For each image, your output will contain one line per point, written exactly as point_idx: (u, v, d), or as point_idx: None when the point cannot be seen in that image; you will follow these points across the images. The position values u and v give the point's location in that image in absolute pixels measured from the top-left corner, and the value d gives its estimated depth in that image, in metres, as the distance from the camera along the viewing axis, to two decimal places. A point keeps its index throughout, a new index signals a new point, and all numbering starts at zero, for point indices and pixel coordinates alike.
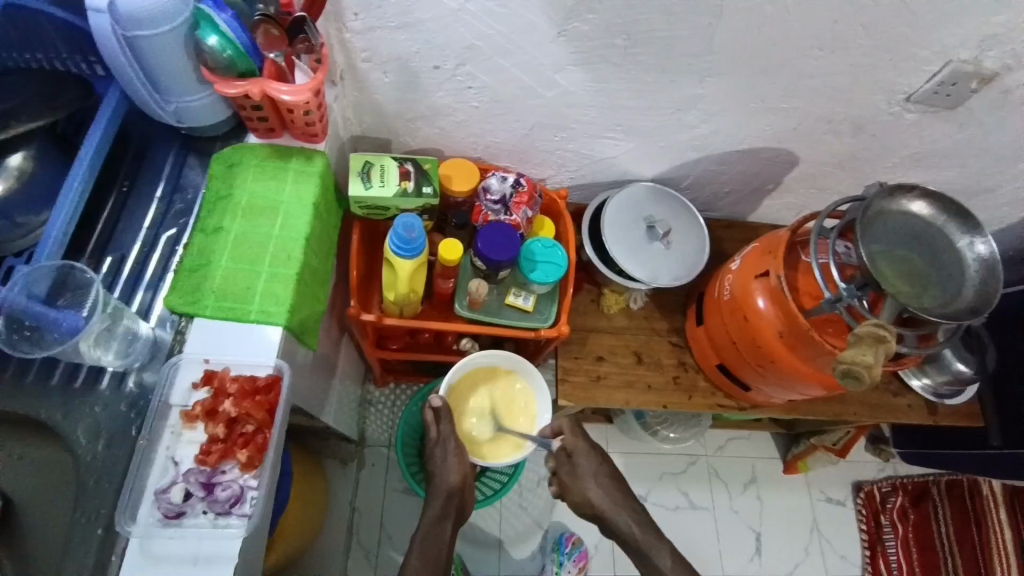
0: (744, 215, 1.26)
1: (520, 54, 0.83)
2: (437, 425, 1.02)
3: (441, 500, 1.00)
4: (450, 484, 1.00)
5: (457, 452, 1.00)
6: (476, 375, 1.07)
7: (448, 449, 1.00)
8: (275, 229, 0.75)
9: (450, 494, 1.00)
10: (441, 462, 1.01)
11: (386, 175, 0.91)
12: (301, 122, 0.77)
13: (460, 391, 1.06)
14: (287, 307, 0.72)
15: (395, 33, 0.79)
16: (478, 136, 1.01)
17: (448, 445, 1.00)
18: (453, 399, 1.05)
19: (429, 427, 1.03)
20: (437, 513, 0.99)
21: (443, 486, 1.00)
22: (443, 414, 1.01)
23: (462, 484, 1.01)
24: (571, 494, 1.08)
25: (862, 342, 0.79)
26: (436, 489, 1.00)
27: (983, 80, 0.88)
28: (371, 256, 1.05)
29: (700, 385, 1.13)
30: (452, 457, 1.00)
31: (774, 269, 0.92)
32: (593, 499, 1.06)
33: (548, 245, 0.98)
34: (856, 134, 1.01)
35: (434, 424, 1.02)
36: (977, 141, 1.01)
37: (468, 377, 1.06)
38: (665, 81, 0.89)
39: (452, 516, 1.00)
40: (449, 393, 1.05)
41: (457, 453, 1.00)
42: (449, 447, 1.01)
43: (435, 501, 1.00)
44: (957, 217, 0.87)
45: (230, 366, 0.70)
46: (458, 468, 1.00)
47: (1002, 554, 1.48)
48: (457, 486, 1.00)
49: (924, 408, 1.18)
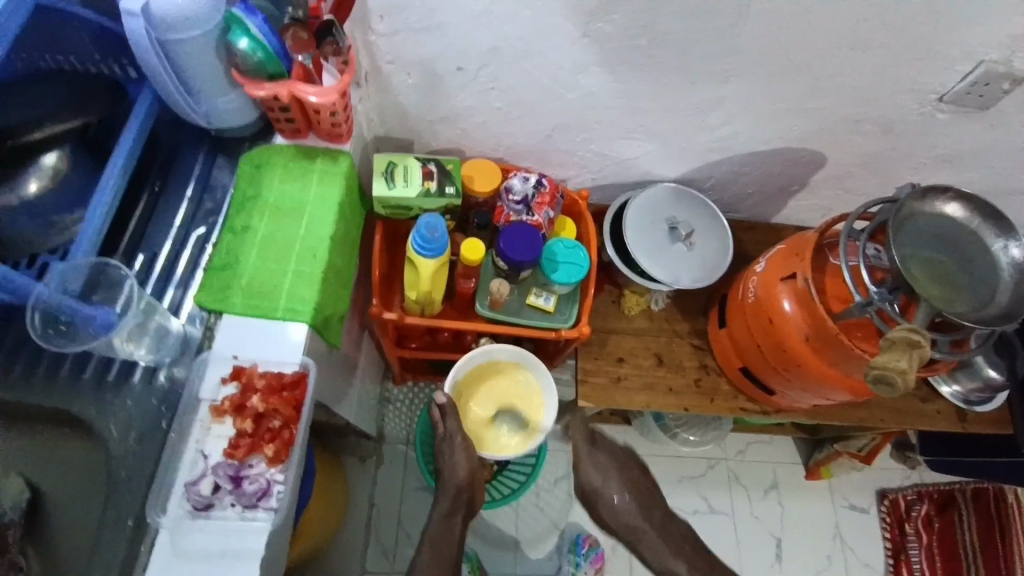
0: (768, 216, 1.24)
1: (542, 55, 0.83)
2: (444, 422, 1.01)
3: (450, 494, 1.00)
4: (458, 479, 1.00)
5: (464, 446, 1.00)
6: (481, 371, 1.06)
7: (456, 444, 1.00)
8: (301, 229, 0.76)
9: (459, 488, 1.00)
10: (448, 457, 1.01)
11: (409, 175, 0.91)
12: (327, 123, 0.78)
13: (465, 385, 1.05)
14: (313, 305, 0.73)
15: (419, 35, 0.80)
16: (499, 137, 1.01)
17: (455, 441, 1.00)
18: (458, 394, 1.05)
19: (436, 424, 1.02)
20: (446, 509, 0.99)
21: (450, 482, 1.00)
22: (450, 412, 0.99)
23: (471, 479, 1.00)
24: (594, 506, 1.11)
25: (897, 347, 0.76)
26: (445, 485, 1.00)
27: (1018, 81, 0.85)
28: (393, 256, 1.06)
29: (721, 387, 1.12)
30: (460, 453, 0.99)
31: (801, 271, 0.91)
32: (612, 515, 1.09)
33: (570, 245, 0.98)
34: (885, 135, 0.98)
35: (440, 421, 1.00)
36: (1011, 142, 0.98)
37: (467, 375, 1.05)
38: (688, 81, 0.88)
39: (460, 510, 1.00)
40: (454, 389, 1.05)
41: (463, 449, 0.99)
42: (456, 442, 1.00)
43: (444, 495, 1.01)
44: (991, 219, 0.84)
45: (258, 362, 0.71)
46: (465, 463, 1.00)
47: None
48: (466, 480, 1.00)
49: (954, 415, 1.15)
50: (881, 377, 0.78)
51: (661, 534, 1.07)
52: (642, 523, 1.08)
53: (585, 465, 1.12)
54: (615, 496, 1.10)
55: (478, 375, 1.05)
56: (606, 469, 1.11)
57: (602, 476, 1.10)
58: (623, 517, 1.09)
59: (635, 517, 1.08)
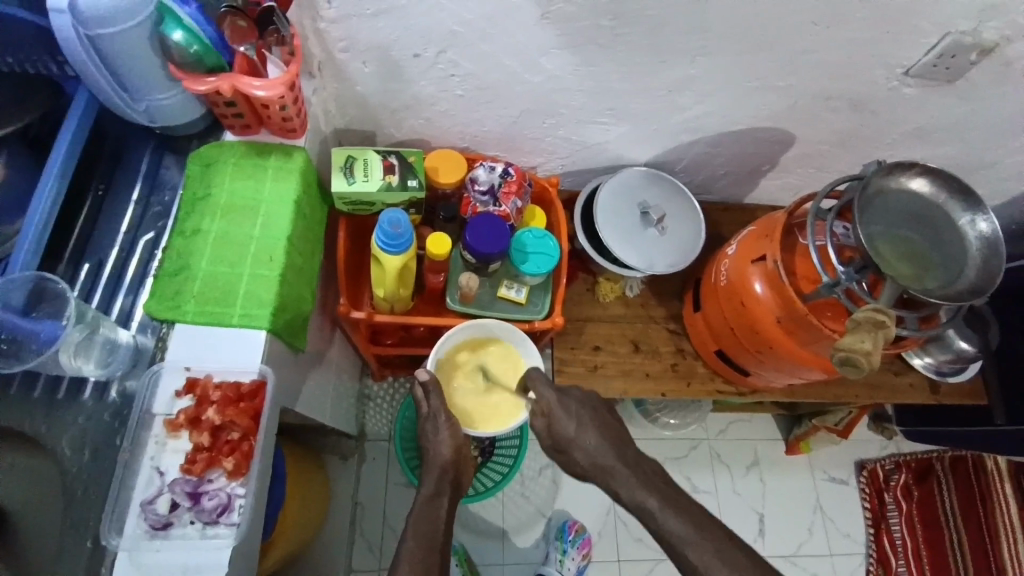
0: (741, 197, 1.24)
1: (502, 38, 0.80)
2: (428, 400, 0.92)
3: (434, 473, 0.89)
4: (443, 458, 0.89)
5: (449, 424, 0.89)
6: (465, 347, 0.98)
7: (439, 423, 0.90)
8: (256, 230, 0.73)
9: (445, 468, 0.89)
10: (432, 436, 0.90)
11: (369, 169, 0.86)
12: (277, 117, 0.74)
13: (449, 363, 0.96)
14: (270, 310, 0.70)
15: (372, 21, 0.76)
16: (465, 125, 0.99)
17: (439, 418, 0.90)
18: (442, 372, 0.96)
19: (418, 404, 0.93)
20: (430, 492, 0.87)
21: (435, 461, 0.90)
22: (433, 388, 0.90)
23: (457, 458, 0.90)
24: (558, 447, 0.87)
25: (862, 328, 0.75)
26: (429, 465, 0.90)
27: (984, 51, 0.84)
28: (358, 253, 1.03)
29: (698, 370, 1.12)
30: (445, 430, 0.89)
31: (771, 253, 0.90)
32: (577, 459, 0.86)
33: (539, 235, 0.95)
34: (854, 111, 0.98)
35: (424, 399, 0.91)
36: (979, 113, 0.97)
37: (451, 352, 0.97)
38: (653, 61, 0.85)
39: (447, 492, 0.88)
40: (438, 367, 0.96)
41: (449, 425, 0.89)
42: (440, 420, 0.90)
43: (428, 476, 0.89)
44: (961, 194, 0.81)
45: (213, 373, 0.68)
46: (450, 440, 0.89)
47: (1011, 539, 1.49)
48: (452, 459, 0.90)
49: (927, 387, 1.16)
50: (849, 357, 0.76)
51: (637, 473, 0.83)
52: (615, 460, 0.84)
53: (557, 414, 0.87)
54: (588, 439, 0.85)
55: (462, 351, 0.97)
56: (579, 414, 0.87)
57: (576, 423, 0.86)
58: (593, 458, 0.84)
59: (607, 457, 0.84)
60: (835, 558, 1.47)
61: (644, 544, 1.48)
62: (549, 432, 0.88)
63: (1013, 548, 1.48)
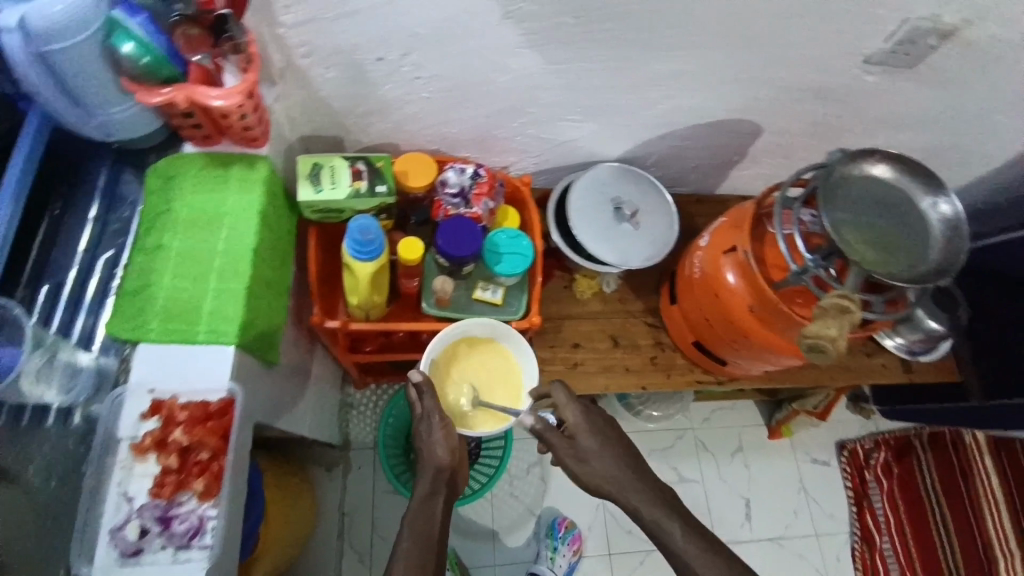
0: (714, 188, 1.25)
1: (467, 40, 0.78)
2: (421, 401, 0.91)
3: (428, 475, 0.89)
4: (438, 460, 0.89)
5: (443, 425, 0.89)
6: (458, 348, 0.97)
7: (433, 424, 0.89)
8: (219, 243, 0.72)
9: (439, 470, 0.89)
10: (426, 438, 0.90)
11: (336, 176, 0.85)
12: (238, 127, 0.72)
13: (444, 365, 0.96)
14: (236, 324, 0.69)
15: (331, 25, 0.74)
16: (434, 128, 0.98)
17: (433, 419, 0.89)
18: (437, 374, 0.95)
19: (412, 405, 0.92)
20: (426, 490, 0.87)
21: (430, 463, 0.89)
22: (426, 389, 0.89)
23: (453, 459, 0.90)
24: (575, 465, 0.87)
25: (829, 314, 0.76)
26: (423, 466, 0.89)
27: (943, 34, 0.82)
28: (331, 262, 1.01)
29: (677, 362, 1.13)
30: (438, 432, 0.88)
31: (741, 244, 0.91)
32: (594, 476, 0.87)
33: (513, 235, 0.95)
34: (823, 102, 0.97)
35: (418, 400, 0.90)
36: (946, 101, 0.97)
37: (444, 353, 0.96)
38: (621, 59, 0.84)
39: (443, 491, 0.88)
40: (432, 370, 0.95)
41: (442, 428, 0.88)
42: (434, 421, 0.90)
43: (422, 476, 0.89)
44: (919, 176, 0.84)
45: (178, 393, 0.67)
46: (445, 444, 0.88)
47: (992, 506, 1.52)
48: (447, 462, 0.89)
49: (900, 366, 1.19)
50: (816, 345, 0.77)
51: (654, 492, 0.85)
52: (634, 480, 0.86)
53: (581, 430, 0.88)
54: (608, 458, 0.87)
55: (456, 352, 0.97)
56: (603, 432, 0.88)
57: (599, 442, 0.87)
58: (610, 474, 0.86)
59: (625, 474, 0.86)
60: (820, 538, 1.50)
61: (635, 536, 1.49)
62: (570, 447, 0.88)
63: (995, 515, 1.52)
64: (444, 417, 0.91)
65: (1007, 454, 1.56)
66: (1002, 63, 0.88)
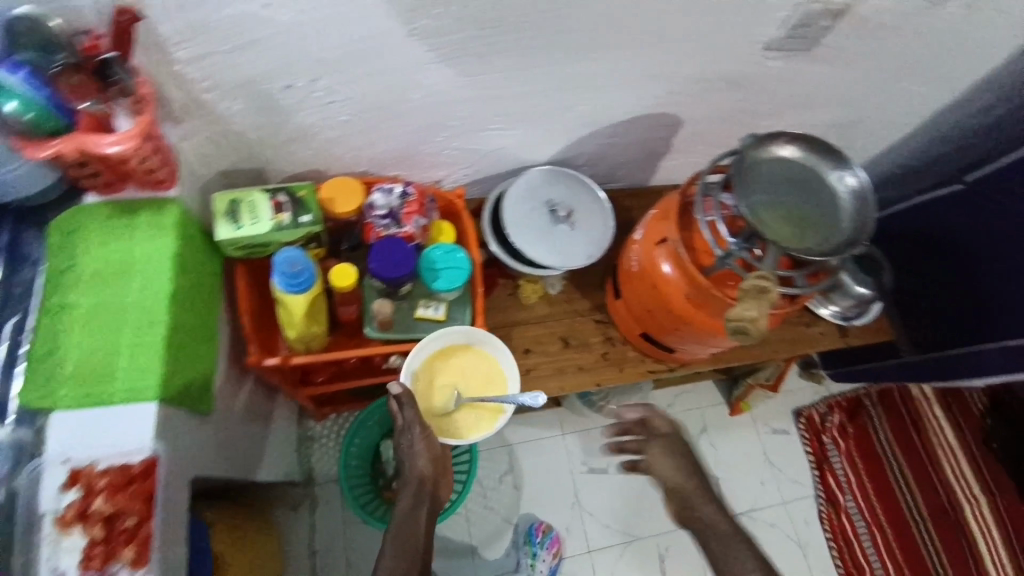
0: (646, 180, 1.28)
1: (376, 60, 0.77)
2: (402, 412, 0.91)
3: (412, 487, 0.89)
4: (419, 471, 0.90)
5: (424, 436, 0.90)
6: (434, 362, 0.97)
7: (414, 435, 0.90)
8: (130, 295, 0.70)
9: (422, 481, 0.90)
10: (407, 450, 0.91)
11: (256, 211, 0.82)
12: (140, 170, 0.69)
13: (425, 380, 0.96)
14: (156, 377, 0.67)
15: (230, 57, 0.72)
16: (358, 150, 0.96)
17: (415, 430, 0.90)
18: (420, 393, 0.96)
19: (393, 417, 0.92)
20: (409, 504, 0.87)
21: (411, 474, 0.90)
22: (406, 399, 0.89)
23: (434, 470, 0.91)
24: (650, 464, 0.96)
25: (748, 297, 0.79)
26: (406, 477, 0.90)
27: (834, 16, 0.86)
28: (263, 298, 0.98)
29: (629, 355, 1.15)
30: (420, 442, 0.90)
31: (671, 234, 0.93)
32: (664, 478, 0.95)
33: (448, 250, 0.95)
34: (734, 90, 1.00)
35: (398, 411, 0.90)
36: (846, 79, 1.02)
37: (422, 369, 0.97)
38: (533, 66, 0.85)
39: (426, 502, 0.89)
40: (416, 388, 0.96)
41: (424, 438, 0.90)
42: (415, 433, 0.90)
43: (405, 489, 0.89)
44: (826, 154, 0.88)
45: (97, 460, 0.64)
46: (426, 453, 0.90)
47: (947, 453, 1.62)
48: (430, 471, 0.91)
49: (836, 332, 1.25)
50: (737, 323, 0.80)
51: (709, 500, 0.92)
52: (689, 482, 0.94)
53: (653, 445, 0.97)
54: (669, 462, 0.96)
55: (433, 365, 0.97)
56: (670, 443, 0.97)
57: (672, 455, 0.96)
58: (677, 478, 0.94)
59: (684, 480, 0.94)
60: (788, 505, 1.55)
61: (611, 530, 1.50)
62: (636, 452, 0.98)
63: (949, 460, 1.62)
64: (425, 427, 0.92)
65: (954, 403, 1.67)
66: (888, 35, 0.93)
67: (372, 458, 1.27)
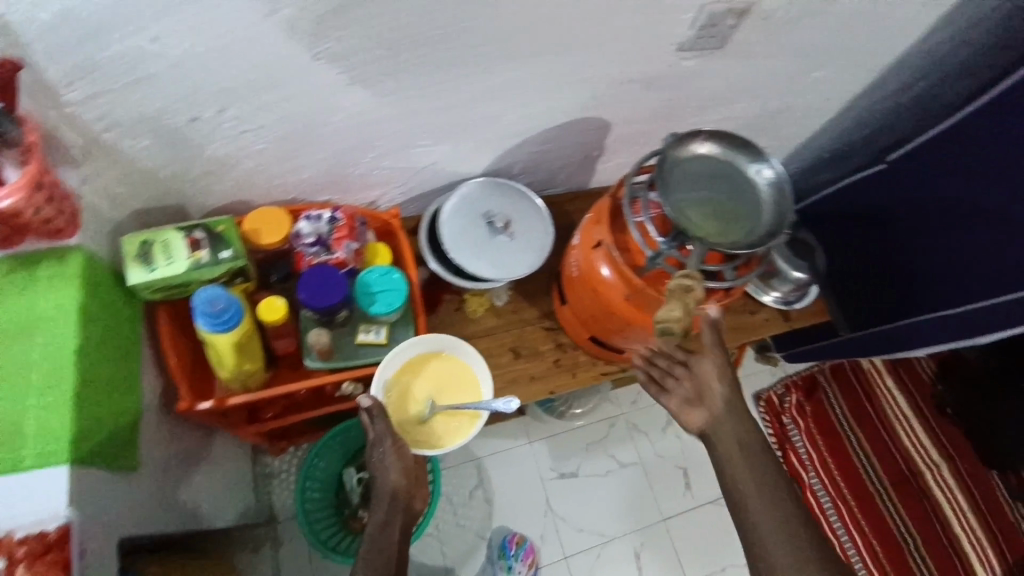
0: (586, 183, 1.29)
1: (285, 86, 0.75)
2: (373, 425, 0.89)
3: (384, 502, 0.87)
4: (391, 485, 0.88)
5: (395, 449, 0.88)
6: (407, 370, 0.96)
7: (386, 448, 0.88)
8: (36, 354, 0.67)
9: (394, 494, 0.88)
10: (379, 463, 0.88)
11: (171, 250, 0.79)
12: (34, 222, 0.65)
13: (398, 390, 0.94)
14: (68, 440, 0.65)
15: (125, 94, 0.69)
16: (282, 177, 0.93)
17: (386, 443, 0.88)
18: (393, 403, 0.94)
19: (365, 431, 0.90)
20: (381, 519, 0.85)
21: (383, 488, 0.88)
22: (378, 412, 0.87)
23: (408, 482, 0.89)
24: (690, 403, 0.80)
25: (673, 297, 0.79)
26: (378, 492, 0.88)
27: (739, 14, 0.88)
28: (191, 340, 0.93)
29: (581, 359, 1.15)
30: (391, 455, 0.87)
31: (606, 237, 0.93)
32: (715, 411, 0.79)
33: (384, 272, 0.94)
34: (655, 90, 1.02)
35: (370, 425, 0.88)
36: (762, 73, 1.05)
37: (395, 379, 0.95)
38: (449, 80, 0.84)
39: (398, 518, 0.87)
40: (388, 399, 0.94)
41: (395, 450, 0.87)
42: (387, 446, 0.88)
43: (378, 504, 0.87)
44: (743, 149, 0.91)
45: (13, 529, 0.62)
46: (398, 466, 0.88)
47: (900, 419, 1.69)
48: (402, 484, 0.88)
49: (779, 317, 1.29)
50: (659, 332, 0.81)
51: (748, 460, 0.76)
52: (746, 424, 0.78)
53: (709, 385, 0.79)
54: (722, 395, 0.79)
55: (405, 374, 0.95)
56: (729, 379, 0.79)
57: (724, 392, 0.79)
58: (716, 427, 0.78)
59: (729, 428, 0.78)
60: None
61: (586, 533, 1.48)
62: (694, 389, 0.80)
63: (904, 429, 1.68)
64: (397, 438, 0.89)
65: (905, 372, 1.74)
66: (794, 28, 0.95)
67: (335, 486, 1.23)
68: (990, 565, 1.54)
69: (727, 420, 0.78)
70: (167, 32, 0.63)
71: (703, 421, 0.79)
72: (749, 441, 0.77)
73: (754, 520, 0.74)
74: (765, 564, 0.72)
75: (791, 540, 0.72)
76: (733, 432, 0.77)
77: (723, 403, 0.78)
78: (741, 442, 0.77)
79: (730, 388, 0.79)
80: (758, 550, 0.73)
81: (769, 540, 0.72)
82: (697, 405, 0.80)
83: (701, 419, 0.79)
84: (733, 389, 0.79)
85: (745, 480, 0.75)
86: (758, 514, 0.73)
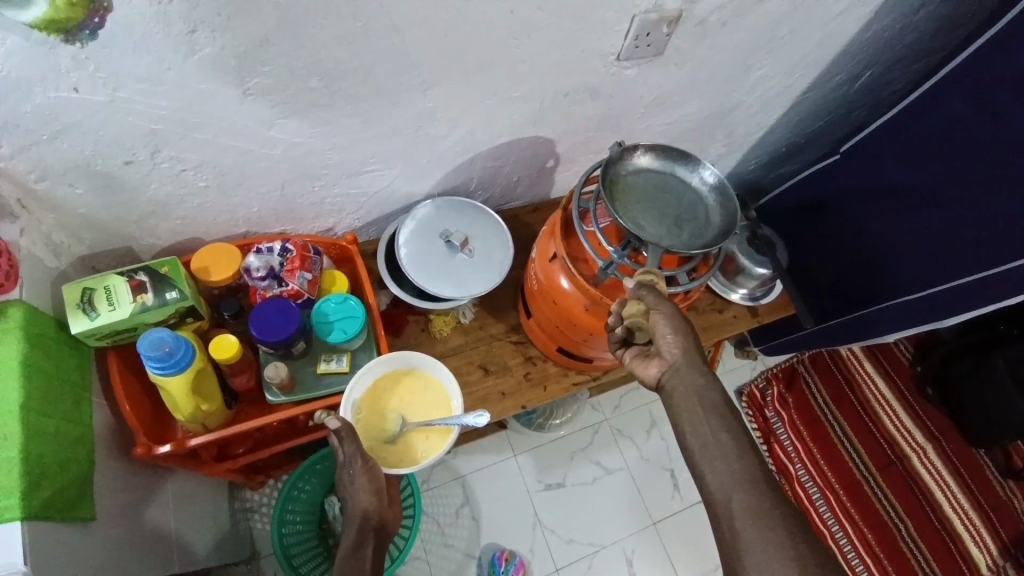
0: (545, 194, 1.29)
1: (215, 122, 0.74)
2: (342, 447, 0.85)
3: (354, 525, 0.83)
4: (363, 507, 0.83)
5: (366, 468, 0.83)
6: (379, 388, 0.93)
7: (356, 470, 0.83)
8: None
9: (365, 519, 0.83)
10: (349, 487, 0.84)
11: (114, 296, 0.80)
12: None
13: (368, 410, 0.92)
14: (19, 494, 0.63)
15: (54, 144, 0.68)
16: (231, 211, 0.91)
17: (356, 465, 0.83)
18: (363, 426, 0.91)
19: (335, 452, 0.85)
20: (351, 544, 0.81)
21: (354, 511, 0.84)
22: (347, 434, 0.83)
23: (379, 504, 0.84)
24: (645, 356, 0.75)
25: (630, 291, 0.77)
26: (349, 516, 0.83)
27: (671, 22, 0.89)
28: (142, 386, 0.91)
29: (550, 371, 1.15)
30: (362, 477, 0.83)
31: (558, 249, 0.94)
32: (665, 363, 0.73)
33: (340, 300, 0.94)
34: (598, 99, 1.02)
35: (339, 447, 0.84)
36: (702, 74, 1.06)
37: (366, 399, 0.92)
38: (387, 105, 0.84)
39: (371, 540, 0.83)
40: (359, 421, 0.91)
41: (366, 470, 0.83)
42: (357, 467, 0.84)
43: (348, 527, 0.83)
44: (681, 159, 0.93)
45: None
46: (369, 486, 0.84)
47: (882, 405, 1.69)
48: (374, 506, 0.84)
49: (748, 313, 1.30)
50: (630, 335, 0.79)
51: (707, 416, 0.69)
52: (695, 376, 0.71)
53: (658, 334, 0.73)
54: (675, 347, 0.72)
55: (380, 393, 0.93)
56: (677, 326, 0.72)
57: (675, 340, 0.72)
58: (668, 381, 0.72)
59: (679, 383, 0.71)
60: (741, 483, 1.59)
61: (576, 544, 1.47)
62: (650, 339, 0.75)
63: (887, 413, 1.68)
64: (367, 458, 0.85)
65: (883, 358, 1.75)
66: (728, 30, 0.97)
67: (317, 517, 1.21)
68: (983, 543, 1.55)
69: (685, 370, 0.72)
70: (87, 81, 0.63)
71: (660, 373, 0.74)
72: (707, 392, 0.70)
73: (705, 476, 0.67)
74: (724, 518, 0.65)
75: (743, 493, 0.65)
76: (690, 383, 0.71)
77: (680, 354, 0.72)
78: (700, 389, 0.70)
79: (688, 336, 0.73)
80: (712, 502, 0.66)
81: (722, 499, 0.66)
82: (654, 356, 0.75)
83: (659, 371, 0.74)
84: (693, 337, 0.73)
85: (699, 431, 0.69)
86: (711, 471, 0.67)
